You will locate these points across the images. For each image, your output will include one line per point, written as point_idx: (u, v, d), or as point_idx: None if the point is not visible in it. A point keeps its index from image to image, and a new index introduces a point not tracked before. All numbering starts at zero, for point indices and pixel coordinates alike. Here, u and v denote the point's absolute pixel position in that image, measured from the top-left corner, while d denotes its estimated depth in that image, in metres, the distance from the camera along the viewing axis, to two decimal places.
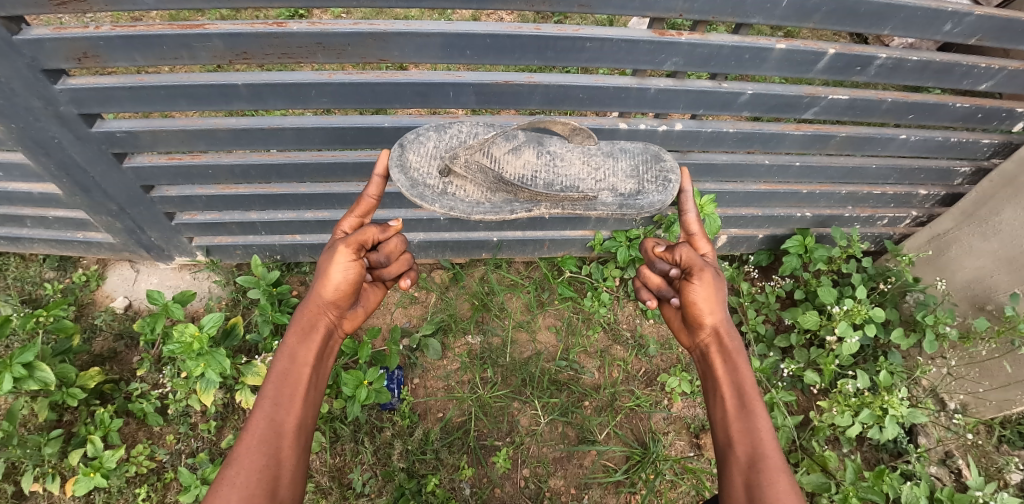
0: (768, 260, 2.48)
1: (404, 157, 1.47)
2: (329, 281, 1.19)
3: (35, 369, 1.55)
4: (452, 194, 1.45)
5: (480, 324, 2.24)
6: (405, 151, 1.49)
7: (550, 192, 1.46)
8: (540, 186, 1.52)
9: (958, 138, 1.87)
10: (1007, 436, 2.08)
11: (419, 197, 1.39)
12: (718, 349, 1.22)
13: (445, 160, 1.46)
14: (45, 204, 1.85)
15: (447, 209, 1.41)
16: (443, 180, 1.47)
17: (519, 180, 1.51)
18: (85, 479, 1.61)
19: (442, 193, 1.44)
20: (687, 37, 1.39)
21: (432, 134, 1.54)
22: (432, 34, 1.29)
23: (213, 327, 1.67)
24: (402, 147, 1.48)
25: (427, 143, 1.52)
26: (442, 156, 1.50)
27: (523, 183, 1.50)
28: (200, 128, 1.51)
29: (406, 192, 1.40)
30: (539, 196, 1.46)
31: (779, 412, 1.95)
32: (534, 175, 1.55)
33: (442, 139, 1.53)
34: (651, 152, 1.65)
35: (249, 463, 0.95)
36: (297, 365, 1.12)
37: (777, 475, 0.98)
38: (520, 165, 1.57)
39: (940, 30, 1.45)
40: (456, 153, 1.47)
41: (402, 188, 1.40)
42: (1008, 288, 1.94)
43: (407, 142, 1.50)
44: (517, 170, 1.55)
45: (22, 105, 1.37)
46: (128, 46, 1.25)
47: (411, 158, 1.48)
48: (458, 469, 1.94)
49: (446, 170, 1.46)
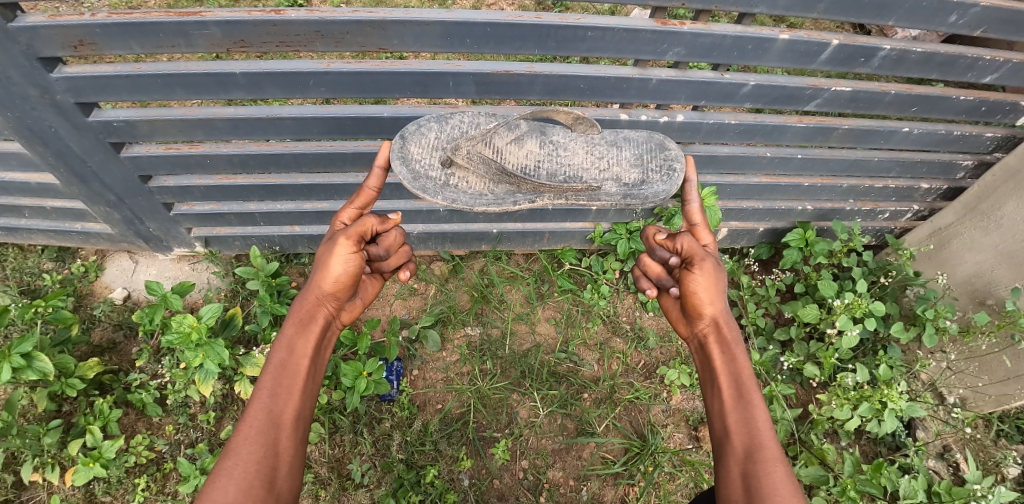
0: (769, 253, 2.48)
1: (406, 149, 1.46)
2: (329, 272, 1.19)
3: (34, 359, 1.55)
4: (454, 186, 1.45)
5: (480, 315, 2.24)
6: (406, 143, 1.47)
7: (552, 183, 1.46)
8: (543, 177, 1.52)
9: (961, 132, 1.86)
10: (1005, 431, 2.06)
11: (421, 189, 1.38)
12: (716, 339, 1.21)
13: (446, 152, 1.44)
14: (43, 194, 1.84)
15: (449, 201, 1.40)
16: (445, 172, 1.46)
17: (521, 171, 1.51)
18: (85, 468, 1.62)
19: (445, 185, 1.44)
20: (689, 26, 1.36)
21: (433, 125, 1.53)
22: (432, 22, 1.27)
23: (212, 318, 1.66)
24: (403, 138, 1.46)
25: (428, 135, 1.51)
26: (443, 147, 1.49)
27: (526, 174, 1.50)
28: (197, 118, 1.50)
29: (409, 184, 1.38)
30: (542, 187, 1.46)
31: (778, 405, 1.96)
32: (537, 166, 1.55)
33: (444, 130, 1.52)
34: (656, 141, 1.64)
35: (247, 453, 0.95)
36: (294, 356, 1.11)
37: (773, 466, 0.97)
38: (523, 156, 1.56)
39: (946, 22, 1.43)
40: (458, 145, 1.47)
41: (403, 180, 1.38)
42: (1009, 283, 1.93)
43: (408, 134, 1.49)
44: (519, 161, 1.55)
45: (19, 94, 1.36)
46: (125, 33, 1.24)
47: (412, 150, 1.47)
48: (458, 460, 1.96)
49: (448, 161, 1.45)
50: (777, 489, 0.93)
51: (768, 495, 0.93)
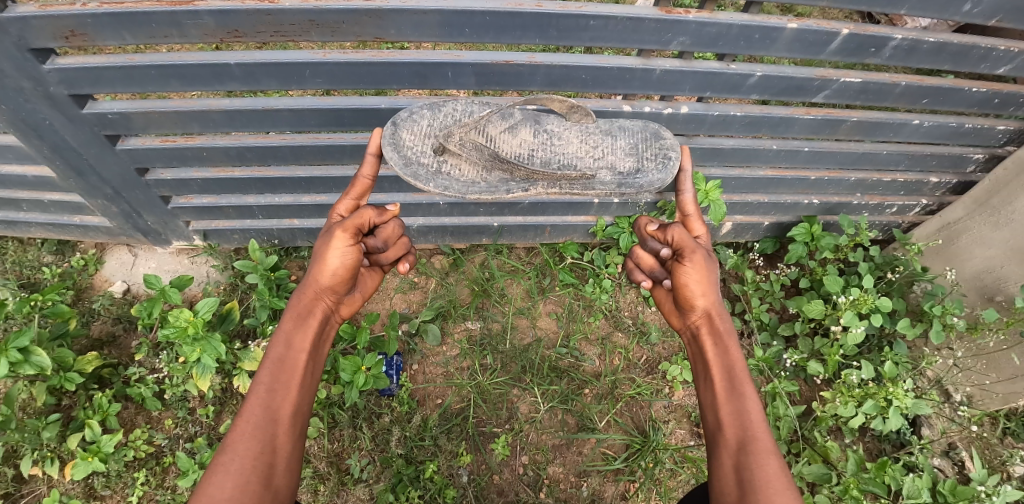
0: (774, 248, 2.43)
1: (398, 135, 1.44)
2: (326, 266, 1.17)
3: (31, 353, 1.53)
4: (446, 173, 1.44)
5: (480, 310, 2.22)
6: (398, 129, 1.46)
7: (547, 171, 1.45)
8: (537, 164, 1.50)
9: (972, 124, 1.81)
10: (1012, 429, 2.01)
11: (413, 176, 1.38)
12: (708, 331, 1.18)
13: (439, 138, 1.44)
14: (40, 187, 1.82)
15: (442, 189, 1.40)
16: (437, 159, 1.46)
17: (515, 159, 1.50)
18: (84, 463, 1.61)
19: (437, 172, 1.43)
20: (695, 15, 1.32)
21: (426, 112, 1.51)
22: (429, 12, 1.24)
23: (209, 312, 1.63)
24: (395, 125, 1.45)
25: (421, 121, 1.49)
26: (436, 135, 1.47)
27: (519, 161, 1.49)
28: (193, 110, 1.47)
29: (401, 171, 1.37)
30: (536, 175, 1.45)
31: (781, 402, 1.94)
32: (531, 154, 1.53)
33: (436, 118, 1.51)
34: (651, 131, 1.62)
35: (245, 449, 0.92)
36: (293, 351, 1.09)
37: (766, 457, 0.94)
38: (517, 144, 1.55)
39: (960, 11, 1.38)
40: (450, 131, 1.44)
41: (395, 167, 1.37)
42: (1019, 279, 1.90)
43: (400, 121, 1.47)
44: (513, 149, 1.53)
45: (11, 86, 1.34)
46: (117, 24, 1.21)
47: (404, 136, 1.45)
48: (457, 455, 1.95)
49: (440, 148, 1.44)
50: (770, 481, 0.90)
51: (762, 489, 0.90)
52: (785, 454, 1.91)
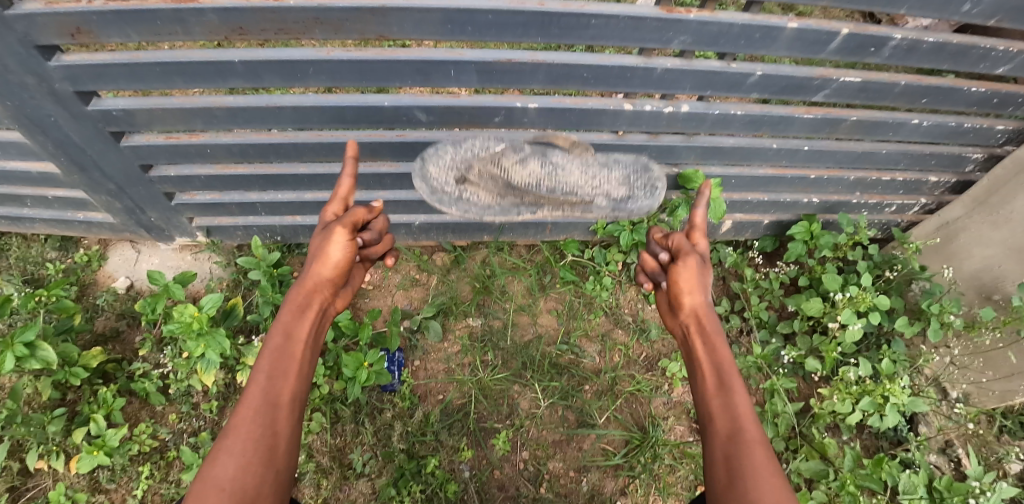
0: (773, 246, 2.43)
1: (425, 169, 1.65)
2: (326, 259, 1.19)
3: (36, 348, 1.54)
4: (467, 200, 1.64)
5: (481, 306, 2.24)
6: (426, 163, 1.65)
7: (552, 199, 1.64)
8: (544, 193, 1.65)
9: (971, 124, 1.82)
10: (1008, 427, 2.04)
11: (441, 205, 1.64)
12: (697, 329, 1.20)
13: (461, 170, 1.62)
14: (44, 183, 1.83)
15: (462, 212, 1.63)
16: (459, 187, 1.64)
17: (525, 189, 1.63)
18: (89, 456, 1.62)
19: (458, 199, 1.64)
20: (696, 14, 1.33)
21: (449, 144, 1.65)
22: (432, 10, 1.25)
23: (213, 308, 1.65)
24: (423, 159, 1.65)
25: (444, 153, 1.65)
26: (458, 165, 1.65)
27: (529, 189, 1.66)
28: (197, 107, 1.48)
29: (429, 200, 1.64)
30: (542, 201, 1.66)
31: (779, 399, 1.95)
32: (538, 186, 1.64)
33: (458, 150, 1.65)
34: (641, 163, 1.86)
35: (247, 432, 0.93)
36: (293, 340, 1.10)
37: (755, 445, 0.95)
38: (526, 176, 1.63)
39: (958, 10, 1.39)
40: (470, 163, 1.63)
41: (424, 197, 1.65)
42: (1018, 278, 1.94)
43: (428, 156, 1.65)
44: (522, 180, 1.63)
45: (18, 82, 1.35)
46: (122, 21, 1.22)
47: (431, 168, 1.65)
48: (458, 450, 1.97)
49: (462, 179, 1.62)
50: (762, 470, 0.90)
51: (753, 473, 0.91)
52: (783, 451, 1.92)
